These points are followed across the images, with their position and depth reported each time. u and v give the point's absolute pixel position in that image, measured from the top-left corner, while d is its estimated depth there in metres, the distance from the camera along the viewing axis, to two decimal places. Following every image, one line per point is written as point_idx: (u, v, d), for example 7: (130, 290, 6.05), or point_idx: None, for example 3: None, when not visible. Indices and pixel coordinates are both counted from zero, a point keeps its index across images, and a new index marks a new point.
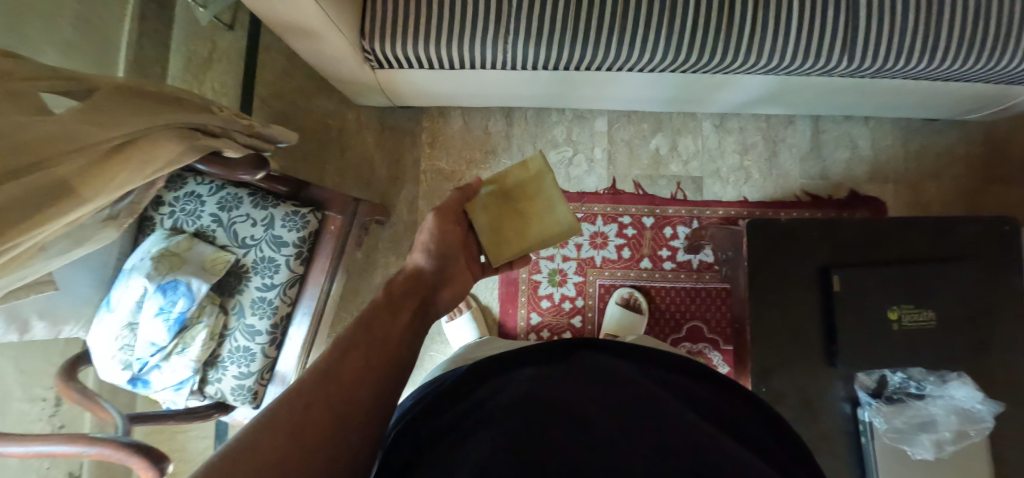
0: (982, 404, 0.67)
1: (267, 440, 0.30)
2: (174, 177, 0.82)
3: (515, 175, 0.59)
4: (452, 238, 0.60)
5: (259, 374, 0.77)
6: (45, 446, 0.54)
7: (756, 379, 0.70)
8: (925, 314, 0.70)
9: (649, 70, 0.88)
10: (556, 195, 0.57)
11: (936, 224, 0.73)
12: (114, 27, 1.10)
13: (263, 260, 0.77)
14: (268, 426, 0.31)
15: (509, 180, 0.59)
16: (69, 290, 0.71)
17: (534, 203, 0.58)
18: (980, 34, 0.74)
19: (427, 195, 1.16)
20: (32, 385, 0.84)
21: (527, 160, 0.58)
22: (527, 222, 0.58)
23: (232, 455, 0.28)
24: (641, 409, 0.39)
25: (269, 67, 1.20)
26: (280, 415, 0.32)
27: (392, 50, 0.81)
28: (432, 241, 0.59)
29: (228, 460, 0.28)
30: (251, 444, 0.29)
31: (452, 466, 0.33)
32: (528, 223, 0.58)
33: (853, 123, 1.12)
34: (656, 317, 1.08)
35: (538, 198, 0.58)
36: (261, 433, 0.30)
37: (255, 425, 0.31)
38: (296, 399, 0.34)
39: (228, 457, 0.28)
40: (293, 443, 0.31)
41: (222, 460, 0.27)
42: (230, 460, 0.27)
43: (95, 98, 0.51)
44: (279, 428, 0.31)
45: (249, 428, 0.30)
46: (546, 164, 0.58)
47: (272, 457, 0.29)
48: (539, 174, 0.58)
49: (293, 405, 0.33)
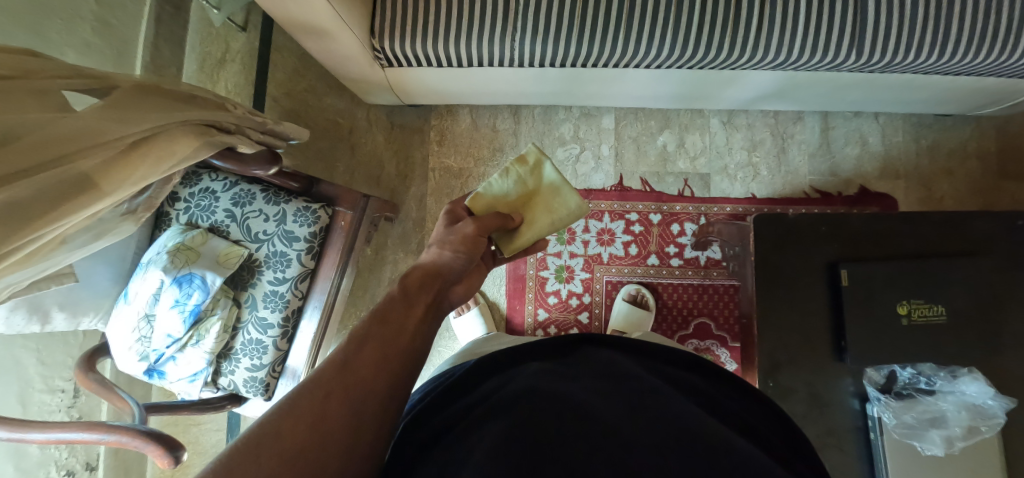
0: (994, 400, 0.67)
1: (288, 429, 0.30)
2: (190, 174, 0.84)
3: (515, 169, 0.61)
4: (483, 243, 0.56)
5: (271, 367, 0.79)
6: (66, 432, 0.55)
7: (763, 374, 0.70)
8: (935, 309, 0.69)
9: (657, 67, 0.88)
10: (559, 182, 0.60)
11: (947, 219, 0.72)
12: (132, 28, 1.12)
13: (276, 254, 0.78)
14: (289, 414, 0.31)
15: (511, 175, 0.61)
16: (89, 283, 0.73)
17: (537, 191, 0.61)
18: (991, 28, 0.73)
19: (435, 192, 1.17)
20: (52, 377, 0.87)
21: (525, 153, 0.61)
22: (533, 209, 0.60)
23: (254, 442, 0.28)
24: (644, 402, 0.40)
25: (280, 67, 1.22)
26: (300, 404, 0.32)
27: (402, 48, 0.82)
28: (464, 244, 0.54)
29: (251, 449, 0.28)
30: (274, 430, 0.29)
31: (461, 454, 0.34)
32: (535, 210, 0.60)
33: (864, 118, 1.11)
34: (663, 314, 1.08)
35: (542, 186, 0.61)
36: (282, 421, 0.30)
37: (276, 412, 0.31)
38: (315, 389, 0.34)
39: (251, 446, 0.28)
40: (312, 434, 0.31)
41: (244, 448, 0.28)
42: (252, 448, 0.28)
43: (115, 95, 0.53)
44: (299, 416, 0.31)
45: (270, 415, 0.30)
46: (543, 154, 0.61)
47: (292, 447, 0.29)
48: (538, 163, 0.61)
49: (312, 395, 0.33)
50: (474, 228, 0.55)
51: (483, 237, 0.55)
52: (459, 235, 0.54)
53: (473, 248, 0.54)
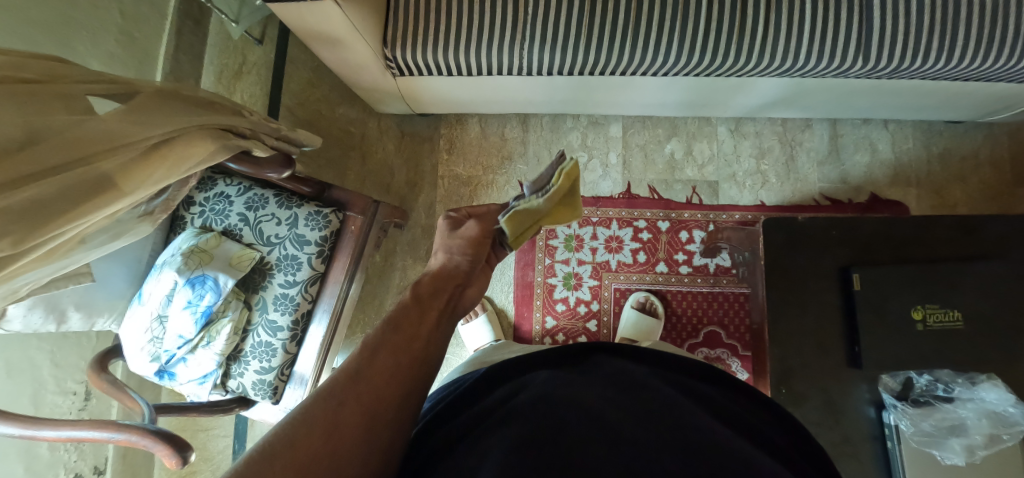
0: (1015, 408, 0.65)
1: (302, 437, 0.30)
2: (206, 179, 0.86)
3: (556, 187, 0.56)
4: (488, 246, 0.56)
5: (280, 370, 0.79)
6: (77, 431, 0.56)
7: (776, 381, 0.69)
8: (952, 314, 0.68)
9: (664, 74, 0.88)
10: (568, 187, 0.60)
11: (963, 222, 0.71)
12: (153, 41, 1.16)
13: (286, 258, 0.80)
14: (303, 422, 0.31)
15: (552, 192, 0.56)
16: (105, 283, 0.74)
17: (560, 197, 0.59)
18: (1000, 32, 0.73)
19: (444, 198, 1.18)
20: (64, 379, 0.88)
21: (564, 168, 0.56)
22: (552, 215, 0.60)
23: (270, 450, 0.28)
24: (657, 412, 0.39)
25: (295, 77, 1.25)
26: (315, 412, 0.32)
27: (413, 56, 0.84)
28: (471, 246, 0.54)
29: (265, 460, 0.27)
30: (289, 439, 0.29)
31: (472, 461, 0.33)
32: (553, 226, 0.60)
33: (873, 126, 1.11)
34: (673, 322, 1.07)
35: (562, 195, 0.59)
36: (297, 430, 0.30)
37: (290, 421, 0.31)
38: (327, 399, 0.33)
39: (266, 454, 0.28)
40: (327, 442, 0.31)
41: (261, 456, 0.27)
42: (266, 455, 0.27)
43: (137, 99, 0.55)
44: (313, 424, 0.31)
45: (284, 424, 0.30)
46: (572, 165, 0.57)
47: (309, 454, 0.29)
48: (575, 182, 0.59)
49: (326, 404, 0.33)
50: (479, 229, 0.55)
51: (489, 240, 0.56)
52: (465, 239, 0.54)
53: (480, 250, 0.54)
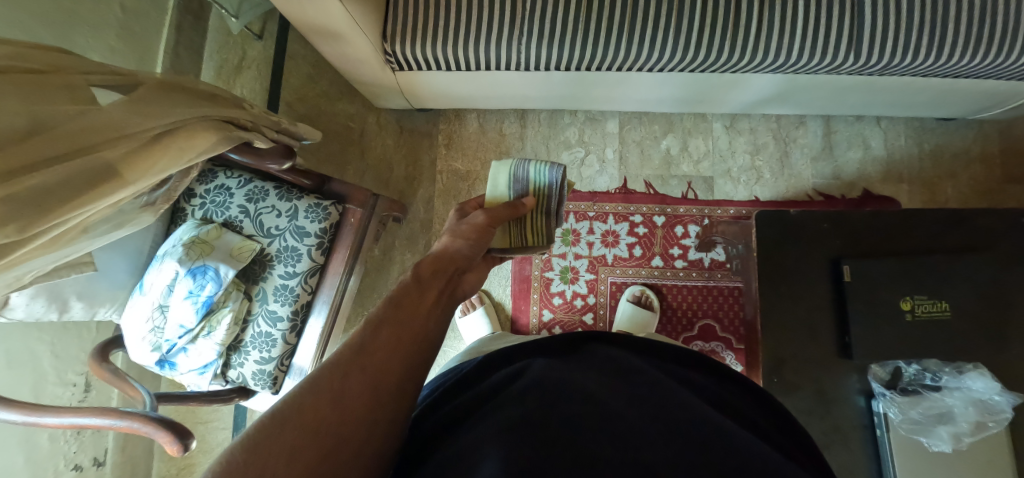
0: (1000, 396, 0.67)
1: (311, 403, 0.31)
2: (206, 172, 0.87)
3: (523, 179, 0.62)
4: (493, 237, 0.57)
5: (280, 360, 0.80)
6: (79, 417, 0.56)
7: (767, 370, 0.70)
8: (939, 305, 0.69)
9: (660, 70, 0.90)
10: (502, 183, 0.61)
11: (951, 215, 0.72)
12: (153, 36, 1.17)
13: (286, 249, 0.80)
14: (312, 389, 0.32)
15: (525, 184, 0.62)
16: (107, 274, 0.75)
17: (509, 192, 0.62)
18: (986, 31, 0.75)
19: (443, 193, 1.19)
20: (64, 370, 0.88)
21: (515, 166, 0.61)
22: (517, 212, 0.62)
23: (281, 414, 0.29)
24: (651, 396, 0.41)
25: (295, 72, 1.26)
26: (322, 381, 0.33)
27: (412, 51, 0.85)
28: (474, 233, 0.54)
29: (275, 423, 0.28)
30: (298, 403, 0.30)
31: (470, 439, 0.35)
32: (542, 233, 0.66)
33: (866, 123, 1.12)
34: (668, 316, 1.09)
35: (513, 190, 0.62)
36: (307, 395, 0.31)
37: (300, 388, 0.32)
38: (334, 369, 0.34)
39: (279, 418, 0.29)
40: (335, 409, 0.32)
41: (274, 419, 0.28)
42: (278, 419, 0.28)
43: (140, 91, 0.56)
44: (320, 391, 0.32)
45: (295, 390, 0.31)
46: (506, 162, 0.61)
47: (318, 419, 0.30)
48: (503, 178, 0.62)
49: (333, 373, 0.34)
50: (486, 219, 0.56)
51: (495, 228, 0.57)
52: (471, 225, 0.55)
53: (482, 237, 0.55)
